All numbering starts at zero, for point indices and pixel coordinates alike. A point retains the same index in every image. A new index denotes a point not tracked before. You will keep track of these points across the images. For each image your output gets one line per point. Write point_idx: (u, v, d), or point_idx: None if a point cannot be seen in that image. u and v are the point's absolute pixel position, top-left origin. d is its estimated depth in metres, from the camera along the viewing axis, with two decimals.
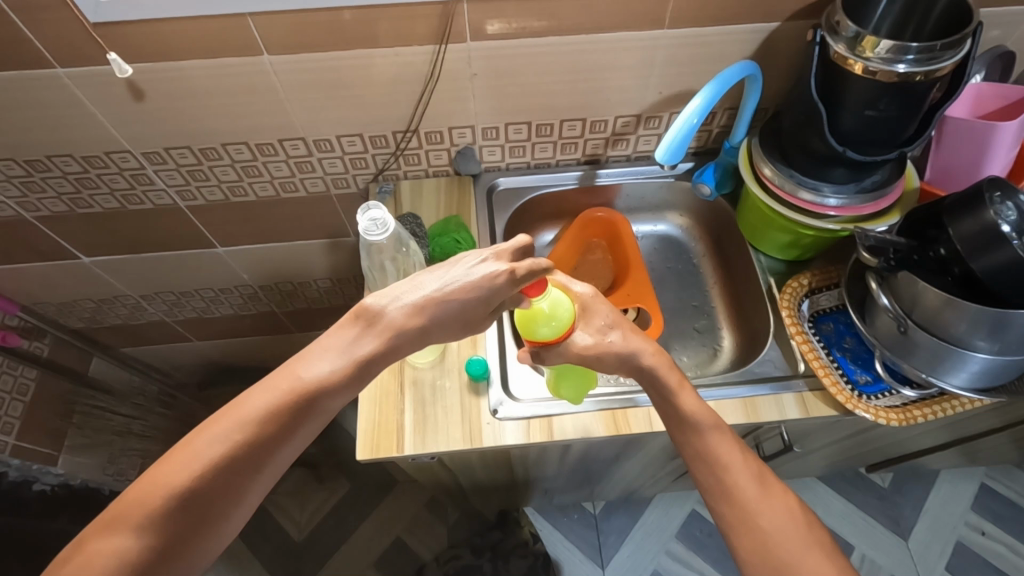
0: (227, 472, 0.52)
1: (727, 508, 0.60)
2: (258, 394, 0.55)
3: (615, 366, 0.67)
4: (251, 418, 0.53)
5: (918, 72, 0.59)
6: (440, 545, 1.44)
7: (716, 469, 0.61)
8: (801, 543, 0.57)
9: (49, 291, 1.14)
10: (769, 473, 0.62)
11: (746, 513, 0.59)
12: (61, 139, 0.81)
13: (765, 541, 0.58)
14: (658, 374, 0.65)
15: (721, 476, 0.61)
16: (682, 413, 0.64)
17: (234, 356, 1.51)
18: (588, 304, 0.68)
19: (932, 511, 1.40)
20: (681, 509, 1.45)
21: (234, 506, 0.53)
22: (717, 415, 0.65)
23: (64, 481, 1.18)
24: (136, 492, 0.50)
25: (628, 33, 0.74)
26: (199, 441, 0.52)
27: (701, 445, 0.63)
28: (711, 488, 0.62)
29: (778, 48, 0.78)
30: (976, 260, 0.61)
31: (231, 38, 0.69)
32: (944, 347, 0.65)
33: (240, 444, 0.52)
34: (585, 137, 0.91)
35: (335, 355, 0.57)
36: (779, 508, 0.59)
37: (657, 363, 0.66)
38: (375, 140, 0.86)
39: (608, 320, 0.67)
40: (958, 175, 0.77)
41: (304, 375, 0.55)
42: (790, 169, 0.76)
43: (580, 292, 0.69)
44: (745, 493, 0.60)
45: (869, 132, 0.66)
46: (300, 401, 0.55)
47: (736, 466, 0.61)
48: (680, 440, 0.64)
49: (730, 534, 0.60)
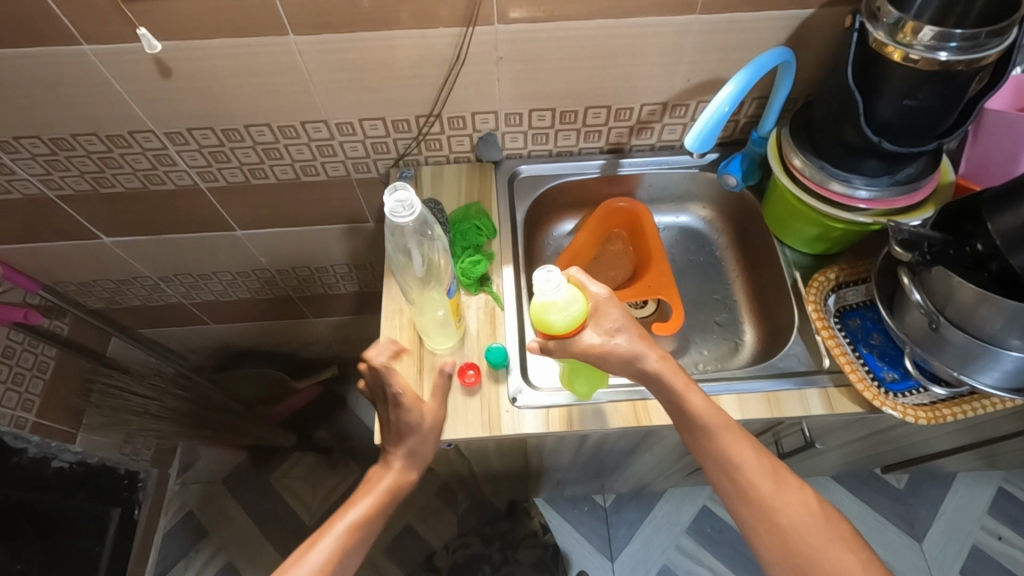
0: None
1: (743, 506, 0.61)
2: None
3: (620, 368, 0.64)
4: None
5: (960, 60, 0.57)
6: (449, 533, 1.44)
7: (730, 469, 0.62)
8: (818, 538, 0.59)
9: (70, 270, 1.15)
10: (783, 468, 0.62)
11: (764, 510, 0.60)
12: (86, 117, 0.81)
13: (785, 538, 0.59)
14: (665, 379, 0.63)
15: (735, 476, 0.61)
16: (691, 415, 0.62)
17: (250, 341, 1.51)
18: (602, 306, 0.63)
19: (947, 514, 1.38)
20: (692, 504, 1.44)
21: None
22: (725, 413, 0.64)
23: (81, 459, 1.28)
24: None
25: (658, 19, 0.73)
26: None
27: (715, 446, 0.62)
28: (727, 487, 0.62)
29: (813, 35, 0.76)
30: (1015, 255, 0.59)
31: (257, 18, 0.69)
32: (977, 345, 0.64)
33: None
34: (609, 125, 0.89)
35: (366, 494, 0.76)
36: (797, 506, 0.60)
37: (664, 369, 0.63)
38: (398, 125, 0.86)
39: (619, 323, 0.63)
40: (994, 170, 0.75)
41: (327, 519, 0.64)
42: (821, 160, 0.74)
43: (596, 292, 0.63)
44: (760, 489, 0.61)
45: (906, 123, 0.65)
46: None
47: (748, 464, 0.61)
48: (691, 441, 0.64)
49: (751, 532, 0.61)
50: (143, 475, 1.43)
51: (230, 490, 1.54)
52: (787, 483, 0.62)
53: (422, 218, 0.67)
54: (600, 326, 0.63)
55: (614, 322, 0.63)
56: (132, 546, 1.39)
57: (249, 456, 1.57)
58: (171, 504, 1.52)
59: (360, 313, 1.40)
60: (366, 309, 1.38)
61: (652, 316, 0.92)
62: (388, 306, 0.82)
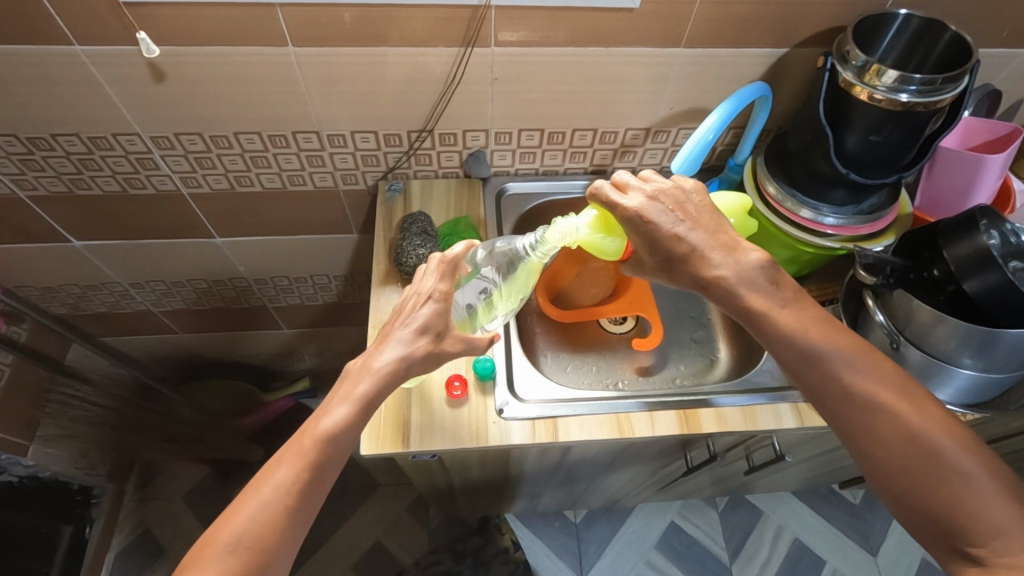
0: (269, 523, 0.53)
1: (864, 440, 0.55)
2: (283, 460, 0.56)
3: (683, 275, 0.63)
4: (285, 482, 0.55)
5: (919, 102, 0.63)
6: (419, 550, 1.42)
7: (854, 399, 0.56)
8: (956, 486, 0.51)
9: (34, 273, 1.10)
10: (919, 395, 0.55)
11: (902, 439, 0.53)
12: (69, 118, 0.80)
13: (920, 477, 0.52)
14: (731, 287, 0.60)
15: (855, 400, 0.56)
16: (781, 327, 0.59)
17: (218, 351, 1.47)
18: (637, 224, 0.63)
19: (900, 528, 1.44)
20: (661, 520, 1.47)
21: (279, 556, 0.53)
22: (831, 332, 0.58)
23: (33, 473, 1.19)
24: (197, 550, 0.53)
25: (645, 50, 0.77)
26: (243, 507, 0.54)
27: (825, 382, 0.57)
28: (848, 418, 0.57)
29: (788, 71, 0.82)
30: (967, 281, 0.66)
31: (259, 28, 0.70)
32: (934, 363, 0.70)
33: (283, 503, 0.54)
34: (594, 147, 0.93)
35: (345, 395, 0.58)
36: (944, 431, 0.53)
37: (733, 279, 0.60)
38: (390, 139, 0.87)
39: (660, 244, 0.63)
40: (946, 202, 0.82)
41: (321, 428, 0.57)
42: (793, 188, 0.79)
43: (628, 208, 0.63)
44: (894, 419, 0.54)
45: (872, 157, 0.70)
46: (323, 453, 0.56)
47: (875, 392, 0.56)
48: (801, 372, 0.59)
49: (880, 475, 0.55)
50: (98, 491, 1.38)
51: (192, 507, 1.48)
52: (929, 411, 0.55)
53: (470, 252, 0.72)
54: (645, 249, 0.65)
55: (658, 243, 0.63)
56: (82, 566, 1.32)
57: (212, 471, 1.52)
58: (127, 521, 1.46)
59: (337, 325, 1.39)
60: (344, 321, 1.37)
61: (631, 331, 0.97)
62: (375, 317, 0.82)
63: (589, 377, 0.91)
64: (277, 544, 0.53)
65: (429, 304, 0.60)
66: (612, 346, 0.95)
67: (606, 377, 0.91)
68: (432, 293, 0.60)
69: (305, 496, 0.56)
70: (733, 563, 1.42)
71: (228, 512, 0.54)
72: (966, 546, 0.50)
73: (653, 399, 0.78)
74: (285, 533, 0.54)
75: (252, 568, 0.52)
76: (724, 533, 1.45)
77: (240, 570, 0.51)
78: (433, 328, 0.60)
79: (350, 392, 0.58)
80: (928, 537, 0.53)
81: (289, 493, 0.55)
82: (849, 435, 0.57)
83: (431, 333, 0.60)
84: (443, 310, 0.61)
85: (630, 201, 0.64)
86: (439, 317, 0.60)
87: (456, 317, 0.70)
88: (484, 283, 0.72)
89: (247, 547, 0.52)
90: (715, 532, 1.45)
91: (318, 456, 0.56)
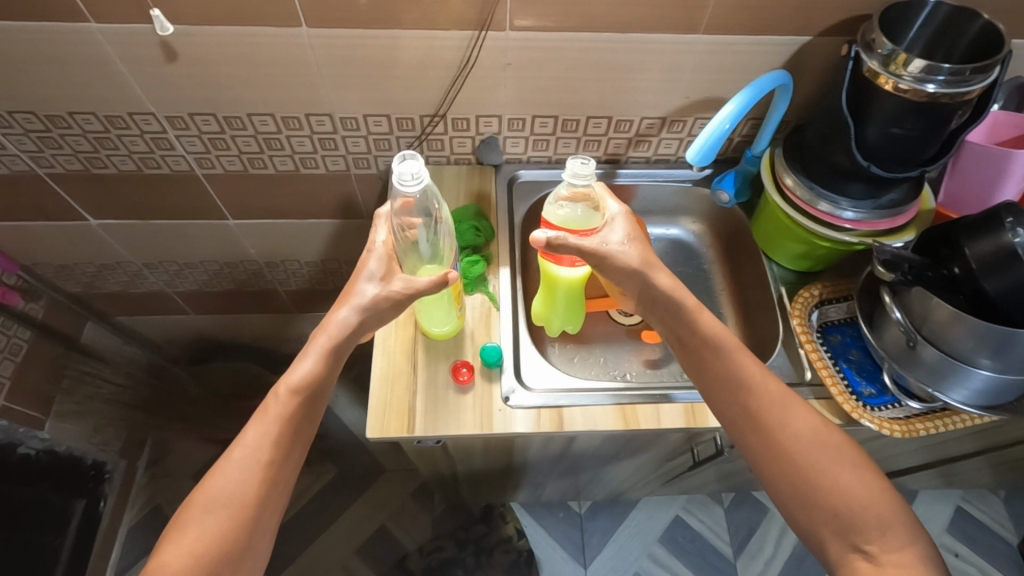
0: (247, 478, 0.56)
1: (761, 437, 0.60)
2: (254, 422, 0.60)
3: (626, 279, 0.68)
4: (258, 440, 0.58)
5: (946, 93, 0.61)
6: (423, 535, 1.43)
7: (747, 388, 0.62)
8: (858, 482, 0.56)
9: (51, 252, 1.12)
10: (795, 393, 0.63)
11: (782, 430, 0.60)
12: (84, 96, 0.80)
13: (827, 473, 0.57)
14: None
15: (746, 388, 0.62)
16: (704, 337, 0.65)
17: (228, 333, 1.48)
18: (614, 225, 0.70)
19: None
20: (666, 513, 1.46)
21: (263, 509, 0.57)
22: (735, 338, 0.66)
23: (48, 447, 1.21)
24: (183, 513, 0.55)
25: (661, 36, 0.76)
26: (221, 467, 0.57)
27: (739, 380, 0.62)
28: (734, 412, 0.62)
29: (809, 60, 0.80)
30: (990, 279, 0.64)
31: (271, 7, 0.69)
32: (950, 363, 0.68)
33: (259, 458, 0.58)
34: (608, 135, 0.92)
35: (309, 356, 0.62)
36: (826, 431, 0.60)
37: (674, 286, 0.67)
38: (402, 123, 0.87)
39: None
40: (970, 200, 0.80)
41: (287, 389, 0.60)
42: (810, 180, 0.78)
43: (616, 210, 0.71)
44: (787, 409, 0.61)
45: (894, 148, 0.68)
46: (291, 411, 0.60)
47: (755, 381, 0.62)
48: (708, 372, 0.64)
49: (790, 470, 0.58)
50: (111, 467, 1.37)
51: None
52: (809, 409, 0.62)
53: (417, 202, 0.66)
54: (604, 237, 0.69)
55: None
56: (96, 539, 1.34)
57: None
58: (138, 498, 1.45)
59: None
60: None
61: (641, 323, 0.95)
62: None
63: (596, 368, 0.90)
64: (258, 496, 0.56)
65: (373, 256, 0.66)
66: (621, 337, 0.94)
67: (613, 368, 0.91)
68: (376, 245, 0.67)
69: (280, 452, 0.59)
70: (737, 559, 1.41)
71: (208, 475, 0.57)
72: (860, 543, 0.55)
73: (659, 392, 0.77)
74: (267, 486, 0.57)
75: (235, 521, 0.55)
76: (728, 529, 1.44)
77: (226, 522, 0.55)
78: (377, 273, 0.65)
79: (313, 351, 0.62)
80: (827, 536, 0.56)
81: (263, 449, 0.58)
82: (762, 427, 0.60)
83: (375, 278, 0.65)
84: (384, 258, 0.66)
85: (613, 207, 0.71)
86: (382, 263, 0.65)
87: (423, 274, 0.71)
88: (447, 225, 0.70)
89: (229, 502, 0.55)
90: (720, 527, 1.45)
91: (287, 413, 0.60)
